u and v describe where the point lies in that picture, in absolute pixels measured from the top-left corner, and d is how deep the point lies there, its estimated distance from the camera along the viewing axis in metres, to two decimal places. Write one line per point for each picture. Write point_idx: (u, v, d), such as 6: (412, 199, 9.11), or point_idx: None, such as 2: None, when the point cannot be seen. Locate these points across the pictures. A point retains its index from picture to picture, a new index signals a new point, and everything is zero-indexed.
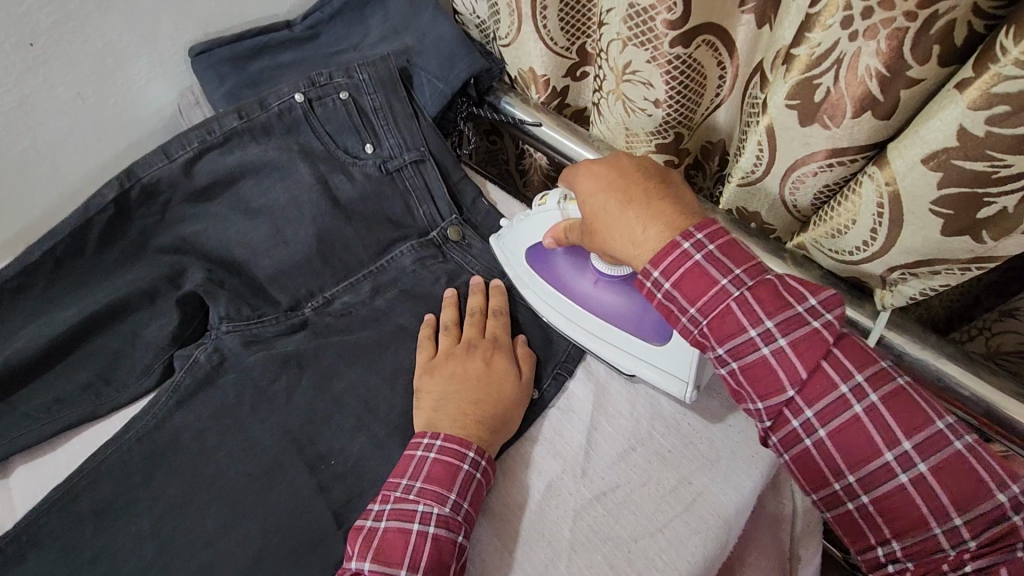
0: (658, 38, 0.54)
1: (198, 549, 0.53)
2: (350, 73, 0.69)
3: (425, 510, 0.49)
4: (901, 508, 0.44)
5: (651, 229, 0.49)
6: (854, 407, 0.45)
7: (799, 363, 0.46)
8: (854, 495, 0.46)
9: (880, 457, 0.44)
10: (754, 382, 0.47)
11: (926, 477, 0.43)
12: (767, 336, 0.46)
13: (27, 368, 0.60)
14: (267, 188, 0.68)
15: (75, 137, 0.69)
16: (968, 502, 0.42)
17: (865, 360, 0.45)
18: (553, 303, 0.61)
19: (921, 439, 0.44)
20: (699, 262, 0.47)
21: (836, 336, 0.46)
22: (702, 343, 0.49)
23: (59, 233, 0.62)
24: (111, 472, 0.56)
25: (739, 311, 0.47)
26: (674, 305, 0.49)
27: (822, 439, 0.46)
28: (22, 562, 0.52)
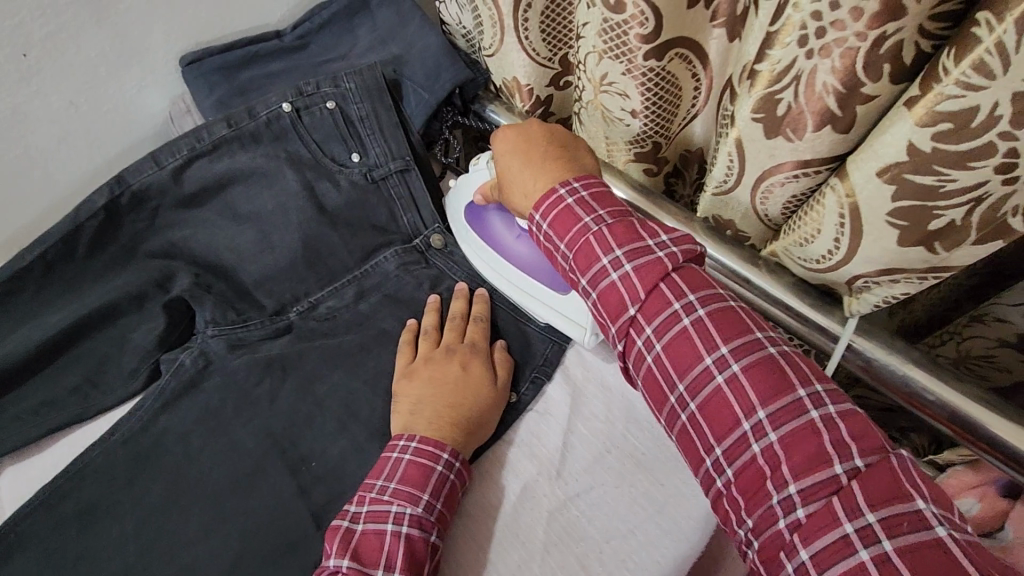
0: (632, 51, 0.55)
1: (179, 550, 0.54)
2: (336, 82, 0.70)
3: (399, 510, 0.50)
4: (719, 411, 0.46)
5: (539, 179, 0.56)
6: (684, 321, 0.48)
7: (638, 282, 0.50)
8: (685, 405, 0.48)
9: (703, 364, 0.47)
10: (606, 304, 0.51)
11: (740, 377, 0.46)
12: (615, 262, 0.51)
13: (16, 371, 0.61)
14: (254, 195, 0.70)
15: (67, 144, 0.71)
16: (773, 399, 0.44)
17: (698, 284, 0.50)
18: (481, 253, 0.66)
19: (739, 347, 0.47)
20: (570, 205, 0.54)
21: (676, 264, 0.50)
22: (573, 279, 0.54)
23: (49, 239, 0.63)
24: (96, 473, 0.57)
25: (595, 240, 0.52)
26: (552, 244, 0.55)
27: (659, 353, 0.49)
28: (7, 562, 0.54)
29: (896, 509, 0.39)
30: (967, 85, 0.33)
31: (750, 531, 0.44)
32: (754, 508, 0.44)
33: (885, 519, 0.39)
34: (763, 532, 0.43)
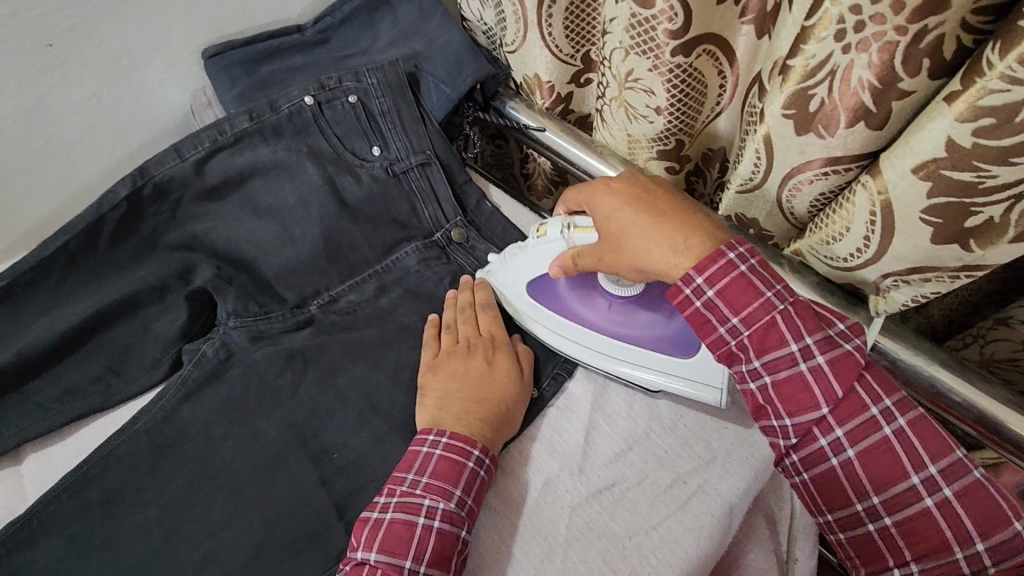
0: (660, 47, 0.55)
1: (202, 539, 0.54)
2: (359, 77, 0.71)
3: (431, 504, 0.50)
4: (922, 529, 0.46)
5: (688, 240, 0.50)
6: (883, 429, 0.47)
7: (835, 382, 0.47)
8: (876, 515, 0.47)
9: (907, 480, 0.46)
10: (789, 398, 0.48)
11: (950, 502, 0.45)
12: (806, 353, 0.47)
13: (38, 359, 0.61)
14: (276, 188, 0.70)
15: (89, 135, 0.71)
16: (987, 527, 0.45)
17: (892, 385, 0.48)
18: (571, 335, 0.61)
19: (945, 466, 0.46)
20: (744, 274, 0.48)
21: (868, 362, 0.48)
22: (736, 357, 0.50)
23: (73, 228, 0.64)
24: (119, 462, 0.57)
25: (784, 326, 0.47)
26: (713, 315, 0.49)
27: (850, 458, 0.47)
28: (32, 548, 0.54)
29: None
30: (1011, 79, 0.33)
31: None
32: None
33: None
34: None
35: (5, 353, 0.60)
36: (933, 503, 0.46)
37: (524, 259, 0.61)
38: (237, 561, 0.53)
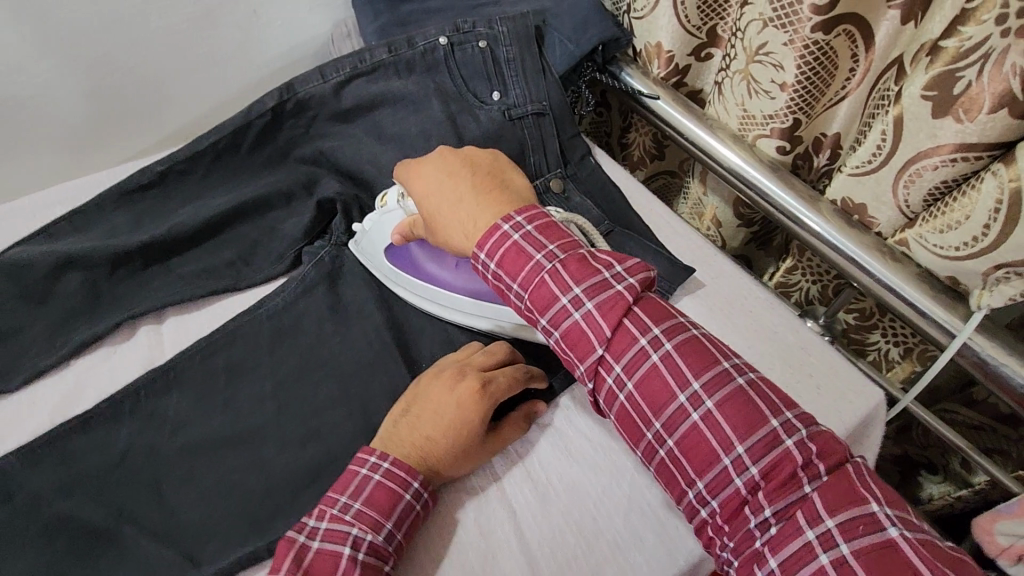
0: (800, 21, 0.57)
1: (308, 413, 0.61)
2: (491, 24, 0.74)
3: (359, 535, 0.48)
4: (696, 445, 0.45)
5: (477, 219, 0.54)
6: (651, 358, 0.47)
7: (602, 321, 0.48)
8: (662, 442, 0.46)
9: (675, 401, 0.46)
10: (572, 344, 0.49)
11: (714, 414, 0.45)
12: (576, 302, 0.49)
13: (185, 239, 0.70)
14: (401, 118, 0.76)
15: (244, 48, 0.80)
16: (746, 428, 0.44)
17: (660, 315, 0.49)
18: (425, 294, 0.65)
19: (708, 379, 0.46)
20: (517, 241, 0.51)
21: (636, 295, 0.49)
22: (531, 318, 0.52)
23: (225, 130, 0.73)
24: (243, 337, 0.66)
25: (551, 281, 0.50)
26: (503, 284, 0.53)
27: (630, 391, 0.47)
28: (165, 394, 0.62)
29: (852, 516, 0.39)
30: None
31: (730, 555, 0.43)
32: (733, 532, 0.43)
33: (841, 523, 0.39)
34: (744, 562, 0.42)
35: (158, 228, 0.69)
36: (700, 418, 0.45)
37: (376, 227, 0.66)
38: (336, 439, 0.59)
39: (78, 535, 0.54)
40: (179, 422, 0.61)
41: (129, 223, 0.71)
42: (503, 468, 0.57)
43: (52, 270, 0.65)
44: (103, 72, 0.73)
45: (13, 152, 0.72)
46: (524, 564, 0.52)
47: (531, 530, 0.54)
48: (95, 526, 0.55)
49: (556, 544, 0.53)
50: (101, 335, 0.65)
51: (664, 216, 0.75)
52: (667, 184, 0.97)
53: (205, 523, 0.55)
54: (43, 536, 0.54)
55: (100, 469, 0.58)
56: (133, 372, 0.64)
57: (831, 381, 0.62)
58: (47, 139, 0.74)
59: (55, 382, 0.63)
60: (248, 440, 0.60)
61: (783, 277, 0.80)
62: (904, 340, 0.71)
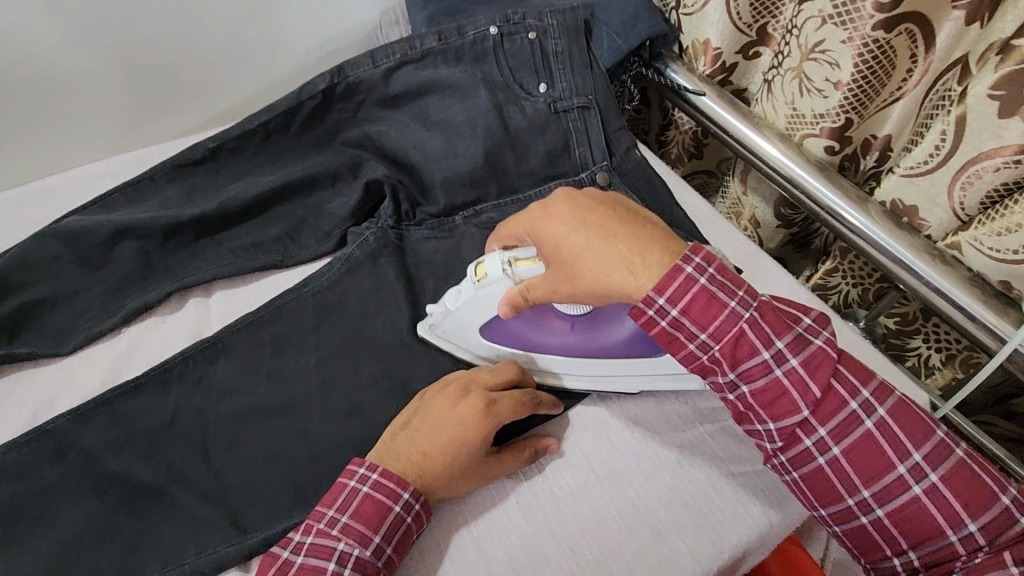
0: (862, 18, 0.57)
1: (350, 389, 0.62)
2: (541, 15, 0.74)
3: (345, 549, 0.47)
4: (914, 517, 0.45)
5: (647, 257, 0.47)
6: (865, 423, 0.46)
7: (812, 384, 0.47)
8: (869, 509, 0.47)
9: (895, 472, 0.46)
10: (770, 405, 0.48)
11: (939, 488, 0.45)
12: (781, 359, 0.47)
13: (234, 214, 0.71)
14: (448, 105, 0.76)
15: (294, 32, 0.82)
16: (973, 505, 0.44)
17: (867, 375, 0.47)
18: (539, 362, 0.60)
19: (929, 450, 0.45)
20: (707, 289, 0.46)
21: (838, 352, 0.48)
22: (715, 371, 0.49)
23: (275, 110, 0.74)
24: (289, 312, 0.67)
25: (752, 334, 0.46)
26: (679, 332, 0.48)
27: (837, 457, 0.47)
28: (212, 363, 0.63)
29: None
30: None
31: None
32: None
33: None
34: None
35: (209, 203, 0.70)
36: (921, 491, 0.45)
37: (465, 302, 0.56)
38: (379, 415, 0.60)
39: (130, 493, 0.56)
40: (225, 391, 0.62)
41: (180, 197, 0.73)
42: (533, 469, 0.56)
43: (108, 238, 0.67)
44: (160, 48, 0.74)
45: (72, 123, 0.75)
46: (567, 548, 0.53)
47: (573, 514, 0.54)
48: (144, 485, 0.56)
49: (598, 529, 0.53)
50: (152, 304, 0.66)
51: (708, 213, 0.76)
52: (703, 182, 0.96)
53: (251, 490, 0.56)
54: (94, 493, 0.56)
55: (149, 433, 0.59)
56: (182, 341, 0.66)
57: None
58: (104, 111, 0.76)
59: (106, 348, 0.65)
60: (293, 412, 0.61)
61: (821, 280, 0.79)
62: (948, 346, 0.70)
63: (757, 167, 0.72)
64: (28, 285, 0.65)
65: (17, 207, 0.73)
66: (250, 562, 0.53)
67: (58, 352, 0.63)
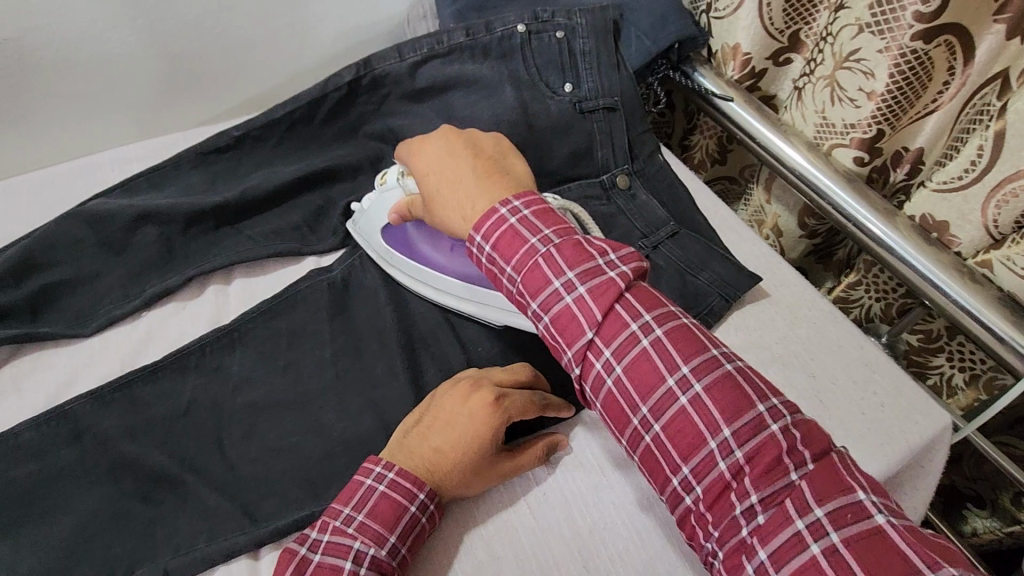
0: (900, 28, 0.56)
1: (364, 382, 0.62)
2: (570, 14, 0.74)
3: (361, 548, 0.46)
4: (683, 428, 0.44)
5: (477, 204, 0.52)
6: (641, 342, 0.46)
7: (593, 305, 0.47)
8: (649, 428, 0.45)
9: (664, 385, 0.45)
10: (562, 328, 0.48)
11: (703, 398, 0.44)
12: (569, 285, 0.47)
13: (256, 203, 0.71)
14: (473, 101, 0.76)
15: (322, 23, 0.82)
16: (733, 412, 0.43)
17: (652, 301, 0.48)
18: (417, 275, 0.65)
19: (697, 364, 0.45)
20: (513, 226, 0.50)
21: (630, 282, 0.48)
22: (522, 305, 0.50)
23: (302, 100, 0.74)
24: (306, 302, 0.67)
25: (544, 265, 0.48)
26: (496, 267, 0.51)
27: (619, 375, 0.46)
28: (230, 351, 0.64)
29: (842, 503, 0.39)
30: None
31: (715, 546, 0.42)
32: (717, 520, 0.42)
33: (831, 511, 0.39)
34: (731, 552, 0.41)
35: (233, 191, 0.71)
36: (688, 402, 0.44)
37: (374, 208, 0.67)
38: (392, 410, 0.60)
39: (144, 477, 0.56)
40: (241, 380, 0.62)
41: (204, 184, 0.73)
42: (544, 470, 0.57)
43: (131, 222, 0.67)
44: (191, 35, 0.75)
45: (100, 106, 0.76)
46: (576, 552, 0.52)
47: (581, 516, 0.54)
48: (157, 470, 0.56)
49: (608, 535, 0.53)
50: (171, 289, 0.67)
51: (730, 221, 0.75)
52: (724, 190, 0.94)
53: (263, 480, 0.56)
54: (110, 474, 0.56)
55: (166, 417, 0.59)
56: (200, 328, 0.66)
57: (893, 397, 0.61)
58: (132, 96, 0.77)
59: (126, 332, 0.65)
60: (308, 405, 0.61)
61: (843, 292, 0.78)
62: (971, 364, 0.69)
63: (780, 175, 0.71)
64: (53, 266, 0.65)
65: (44, 187, 0.74)
66: (260, 551, 0.53)
67: (77, 335, 0.64)
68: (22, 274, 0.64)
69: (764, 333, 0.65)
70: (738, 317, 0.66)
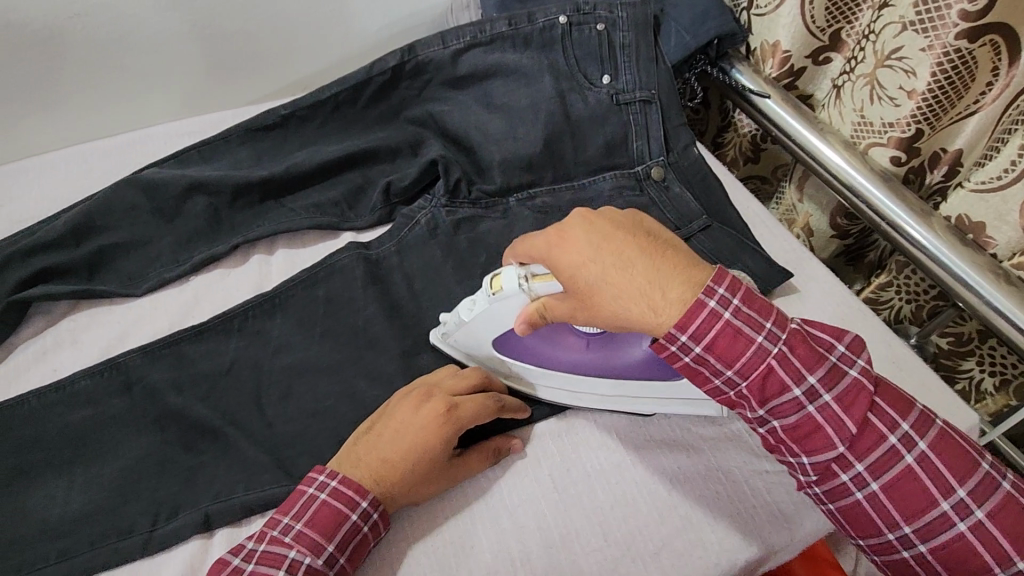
0: (944, 27, 0.57)
1: (397, 354, 0.64)
2: (612, 8, 0.75)
3: (297, 558, 0.46)
4: (959, 552, 0.43)
5: (667, 294, 0.44)
6: (903, 458, 0.44)
7: (847, 419, 0.45)
8: (909, 544, 0.44)
9: (938, 508, 0.43)
10: (807, 440, 0.45)
11: (983, 523, 0.43)
12: (813, 394, 0.45)
13: (300, 179, 0.74)
14: (512, 90, 0.78)
15: (369, 10, 0.85)
16: (1012, 534, 0.42)
17: (904, 407, 0.45)
18: (552, 382, 0.60)
19: (968, 482, 0.43)
20: (733, 325, 0.44)
21: (874, 382, 0.45)
22: (742, 403, 0.47)
23: (347, 83, 0.77)
24: (342, 272, 0.69)
25: (784, 372, 0.44)
26: (707, 368, 0.46)
27: (875, 492, 0.45)
28: (271, 317, 0.67)
29: None
30: None
31: None
32: None
33: None
34: None
35: (278, 166, 0.73)
36: (968, 528, 0.43)
37: (481, 317, 0.56)
38: None
39: (189, 429, 0.59)
40: (280, 345, 0.65)
41: (251, 159, 0.77)
42: (497, 472, 0.57)
43: (182, 191, 0.70)
44: (244, 17, 0.78)
45: (156, 82, 0.79)
46: (597, 526, 0.54)
47: (604, 493, 0.56)
48: (200, 423, 0.59)
49: (629, 511, 0.55)
50: (218, 256, 0.70)
51: (762, 217, 0.75)
52: (756, 189, 0.94)
53: (297, 439, 0.59)
54: (156, 425, 0.59)
55: (210, 375, 0.62)
56: (243, 294, 0.69)
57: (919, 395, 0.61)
58: (185, 74, 0.80)
59: (174, 294, 0.69)
60: (342, 372, 0.63)
61: (872, 293, 0.78)
62: (1001, 368, 0.69)
63: (815, 173, 0.71)
64: (107, 229, 0.69)
65: (101, 156, 0.78)
66: None
67: (130, 293, 0.67)
68: (80, 236, 0.68)
69: None
70: None
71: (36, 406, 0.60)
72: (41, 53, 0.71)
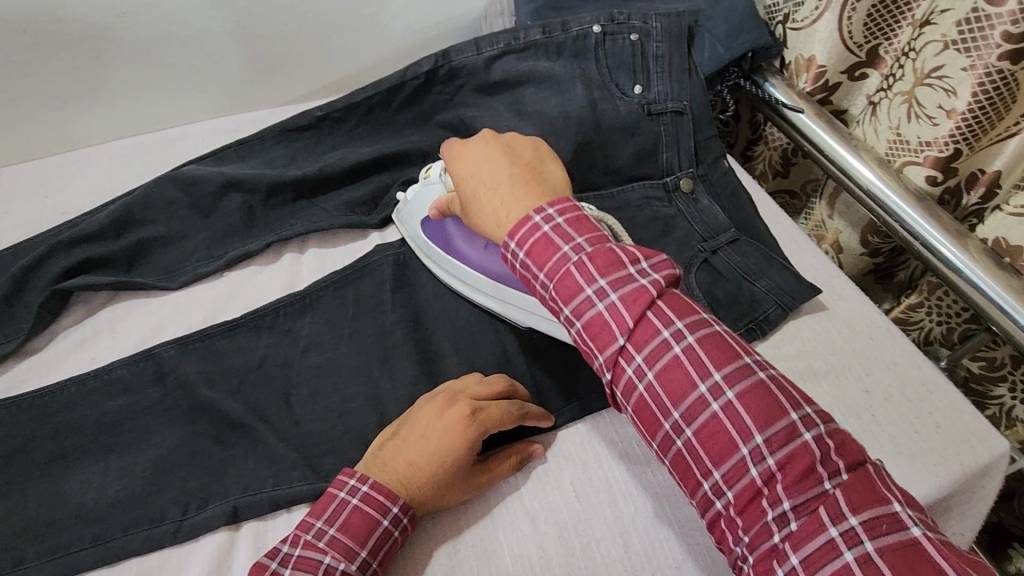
0: (988, 47, 0.56)
1: (423, 356, 0.65)
2: (646, 18, 0.75)
3: (331, 563, 0.47)
4: (715, 436, 0.42)
5: (511, 211, 0.51)
6: (674, 349, 0.44)
7: (625, 313, 0.45)
8: (680, 433, 0.43)
9: (696, 391, 0.43)
10: (593, 336, 0.46)
11: (735, 406, 0.42)
12: (601, 292, 0.45)
13: (332, 180, 0.76)
14: (543, 97, 0.78)
15: (405, 16, 0.86)
16: (766, 420, 0.41)
17: (687, 309, 0.45)
18: (450, 270, 0.67)
19: (729, 371, 0.43)
20: (547, 234, 0.48)
21: (664, 289, 0.46)
22: (555, 310, 0.48)
23: (381, 87, 0.79)
24: (373, 275, 0.70)
25: (576, 273, 0.46)
26: (529, 274, 0.49)
27: (651, 381, 0.44)
28: (301, 315, 0.68)
29: (876, 512, 0.37)
30: None
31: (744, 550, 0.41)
32: (748, 524, 0.40)
33: (863, 518, 0.37)
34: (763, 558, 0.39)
35: (312, 167, 0.75)
36: (720, 410, 0.42)
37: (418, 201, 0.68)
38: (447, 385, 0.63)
39: (219, 422, 0.60)
40: (310, 344, 0.66)
41: (285, 159, 0.78)
42: (521, 478, 0.57)
43: (219, 188, 0.72)
44: (284, 20, 0.80)
45: (197, 81, 0.81)
46: (618, 535, 0.54)
47: (626, 503, 0.56)
48: (229, 417, 0.60)
49: (650, 523, 0.55)
50: (251, 254, 0.72)
51: (792, 232, 0.75)
52: (784, 204, 0.93)
53: (324, 437, 0.60)
54: (188, 417, 0.61)
55: (242, 369, 0.64)
56: (273, 292, 0.70)
57: (949, 418, 0.60)
58: (226, 74, 0.82)
59: (208, 289, 0.70)
60: (369, 372, 0.64)
61: (903, 313, 0.77)
62: None
63: (846, 189, 0.70)
64: (147, 224, 0.71)
65: (143, 152, 0.80)
66: None
67: (166, 287, 0.69)
68: (121, 229, 0.70)
69: (821, 344, 0.65)
70: (795, 327, 0.66)
71: (75, 393, 0.62)
72: (89, 50, 0.73)
